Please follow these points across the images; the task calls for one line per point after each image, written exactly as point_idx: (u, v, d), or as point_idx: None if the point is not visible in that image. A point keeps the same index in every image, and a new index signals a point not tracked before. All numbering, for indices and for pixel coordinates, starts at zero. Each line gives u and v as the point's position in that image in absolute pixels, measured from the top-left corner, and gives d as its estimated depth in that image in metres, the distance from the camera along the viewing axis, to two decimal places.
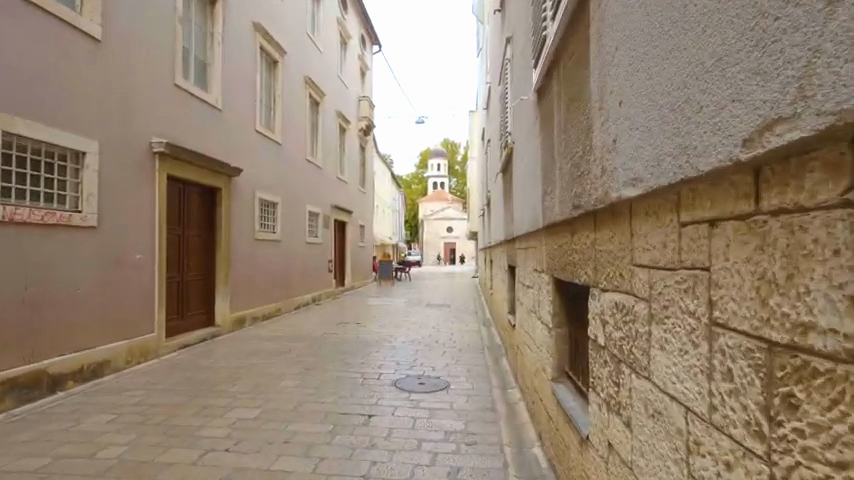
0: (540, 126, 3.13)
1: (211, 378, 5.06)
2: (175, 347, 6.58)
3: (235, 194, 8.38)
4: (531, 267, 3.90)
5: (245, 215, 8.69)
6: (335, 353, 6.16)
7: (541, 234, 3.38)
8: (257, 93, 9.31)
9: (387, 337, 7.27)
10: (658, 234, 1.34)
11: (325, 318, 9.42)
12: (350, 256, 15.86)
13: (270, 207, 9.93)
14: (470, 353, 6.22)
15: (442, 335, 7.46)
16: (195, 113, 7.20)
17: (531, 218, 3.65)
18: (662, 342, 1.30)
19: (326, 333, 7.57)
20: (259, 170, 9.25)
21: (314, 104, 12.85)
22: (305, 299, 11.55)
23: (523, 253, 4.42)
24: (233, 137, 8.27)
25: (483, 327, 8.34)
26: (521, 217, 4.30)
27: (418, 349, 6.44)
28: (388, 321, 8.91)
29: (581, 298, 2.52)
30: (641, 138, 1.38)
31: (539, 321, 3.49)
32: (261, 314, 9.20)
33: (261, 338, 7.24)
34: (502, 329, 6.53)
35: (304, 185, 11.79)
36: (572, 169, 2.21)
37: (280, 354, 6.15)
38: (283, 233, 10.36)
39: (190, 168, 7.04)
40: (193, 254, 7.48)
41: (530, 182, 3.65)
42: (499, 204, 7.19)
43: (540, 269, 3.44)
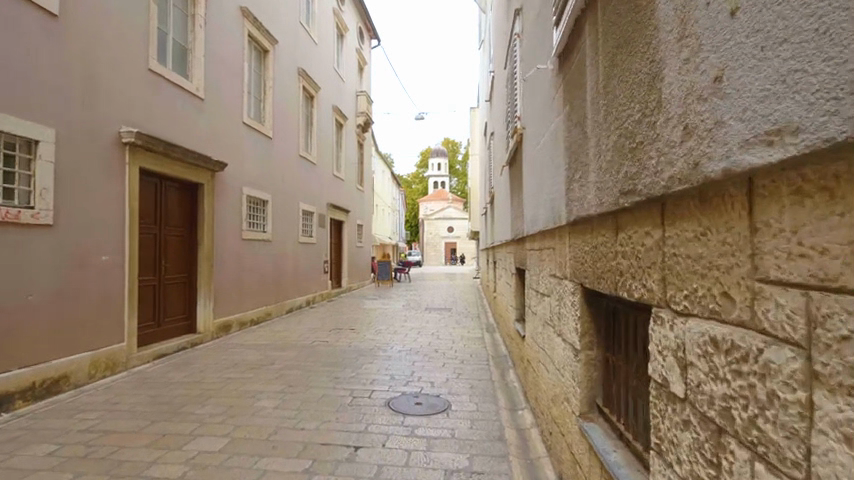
0: (563, 98, 2.52)
1: (180, 397, 4.44)
2: (150, 357, 5.96)
3: (220, 190, 7.75)
4: (546, 270, 3.27)
5: (231, 213, 8.06)
6: (324, 365, 5.55)
7: (562, 232, 2.77)
8: (246, 83, 8.70)
9: (382, 346, 6.66)
10: (830, 230, 0.75)
11: (318, 323, 8.80)
12: (346, 257, 15.24)
13: (261, 205, 9.30)
14: (474, 365, 5.60)
15: (442, 344, 6.85)
16: (174, 101, 6.60)
17: (548, 214, 3.04)
18: (848, 433, 0.70)
19: (316, 341, 6.97)
20: (247, 165, 8.63)
21: (309, 98, 12.22)
22: (298, 302, 10.93)
23: (535, 255, 3.80)
24: (217, 130, 7.66)
25: (487, 333, 7.74)
26: (533, 214, 3.69)
27: (416, 360, 5.83)
28: (385, 326, 8.32)
29: (628, 316, 1.89)
30: (798, 57, 0.77)
31: (558, 336, 2.86)
32: (249, 320, 8.58)
33: (244, 348, 6.62)
34: (509, 338, 5.93)
35: (297, 182, 11.17)
36: (620, 140, 1.61)
37: (262, 366, 5.54)
38: (273, 233, 9.75)
39: (168, 162, 6.43)
40: (173, 254, 6.86)
41: (546, 170, 3.04)
42: (504, 202, 6.57)
43: (560, 275, 2.82)
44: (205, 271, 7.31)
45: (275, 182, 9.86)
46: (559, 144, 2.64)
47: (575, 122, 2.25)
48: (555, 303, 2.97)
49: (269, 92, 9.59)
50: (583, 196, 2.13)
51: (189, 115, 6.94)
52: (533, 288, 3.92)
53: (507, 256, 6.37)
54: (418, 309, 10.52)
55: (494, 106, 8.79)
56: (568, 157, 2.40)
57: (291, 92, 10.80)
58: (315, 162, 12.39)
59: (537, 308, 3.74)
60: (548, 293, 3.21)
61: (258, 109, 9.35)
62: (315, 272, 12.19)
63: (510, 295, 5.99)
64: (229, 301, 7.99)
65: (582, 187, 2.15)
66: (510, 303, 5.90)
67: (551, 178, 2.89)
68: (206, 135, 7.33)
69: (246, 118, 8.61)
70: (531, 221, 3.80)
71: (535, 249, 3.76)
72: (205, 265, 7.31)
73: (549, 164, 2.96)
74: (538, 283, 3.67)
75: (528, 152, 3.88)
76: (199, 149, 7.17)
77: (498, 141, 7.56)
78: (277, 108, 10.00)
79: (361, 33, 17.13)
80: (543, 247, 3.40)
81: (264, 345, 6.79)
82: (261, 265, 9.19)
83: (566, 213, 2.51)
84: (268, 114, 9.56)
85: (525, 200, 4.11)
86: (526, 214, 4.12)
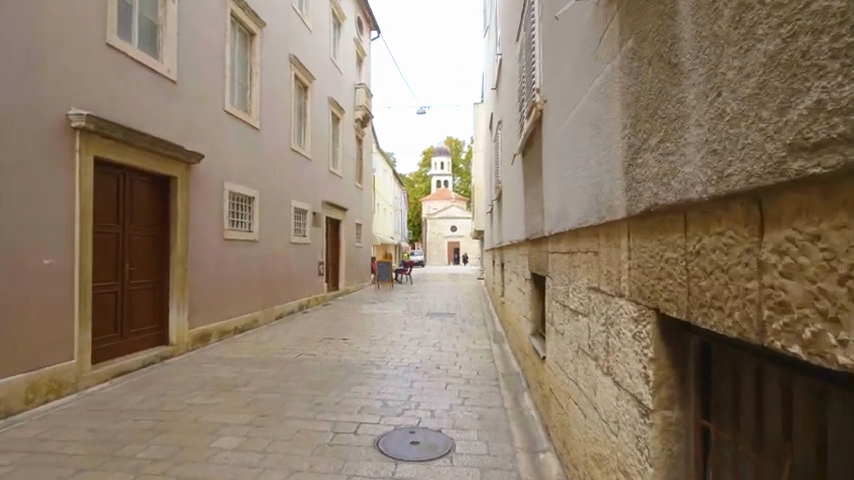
0: (622, 28, 1.70)
1: (126, 433, 3.63)
2: (107, 375, 5.16)
3: (197, 184, 6.95)
4: (583, 281, 2.45)
5: (210, 210, 7.24)
6: (306, 387, 4.73)
7: (611, 231, 1.95)
8: (228, 66, 7.89)
9: (376, 360, 5.84)
10: None
11: (308, 331, 7.99)
12: (344, 258, 14.42)
13: (247, 202, 8.50)
14: (483, 387, 4.77)
15: (445, 357, 6.03)
16: (140, 84, 5.80)
17: (589, 206, 2.22)
18: None
19: (302, 355, 6.15)
20: (230, 158, 7.83)
21: (302, 88, 11.40)
22: (290, 307, 10.13)
23: (562, 260, 2.98)
24: (194, 119, 6.87)
25: (495, 344, 6.91)
26: (561, 208, 2.86)
27: (415, 379, 5.01)
28: (381, 335, 7.50)
29: (781, 373, 1.08)
30: None
31: (605, 376, 2.03)
32: (231, 328, 7.78)
33: (220, 364, 5.81)
34: (522, 354, 5.11)
35: (289, 178, 10.35)
36: (801, 43, 0.81)
37: (232, 388, 4.73)
38: (261, 232, 8.95)
39: (131, 151, 5.64)
40: (141, 256, 6.06)
41: (587, 144, 2.21)
42: (516, 196, 5.74)
43: (609, 290, 2.00)
44: (178, 275, 6.51)
45: (263, 177, 9.06)
46: (612, 101, 1.82)
47: (652, 56, 1.43)
48: (598, 328, 2.15)
49: (256, 78, 8.78)
50: (669, 169, 1.32)
51: (160, 100, 6.15)
52: (559, 301, 3.09)
53: (520, 258, 5.53)
54: (419, 315, 9.70)
55: (501, 94, 8.00)
56: (633, 114, 1.59)
57: (282, 80, 9.99)
58: (310, 156, 11.58)
59: (565, 329, 2.93)
60: (586, 312, 2.39)
61: (243, 97, 8.54)
62: (308, 274, 11.36)
63: (523, 304, 5.16)
64: (208, 308, 7.18)
65: (666, 156, 1.34)
66: (523, 312, 5.08)
67: (594, 155, 2.07)
68: (180, 123, 6.55)
69: (229, 106, 7.81)
70: (557, 217, 2.99)
71: (562, 252, 2.95)
72: (178, 268, 6.51)
73: (592, 135, 2.14)
74: (566, 297, 2.86)
75: (553, 130, 3.06)
76: (172, 139, 6.38)
77: (507, 128, 6.74)
78: (265, 97, 9.18)
79: (361, 24, 16.44)
80: (576, 250, 2.58)
81: (242, 360, 5.98)
82: (247, 267, 8.38)
83: (625, 202, 1.69)
84: (254, 102, 8.74)
85: (547, 191, 3.29)
86: (548, 210, 3.30)
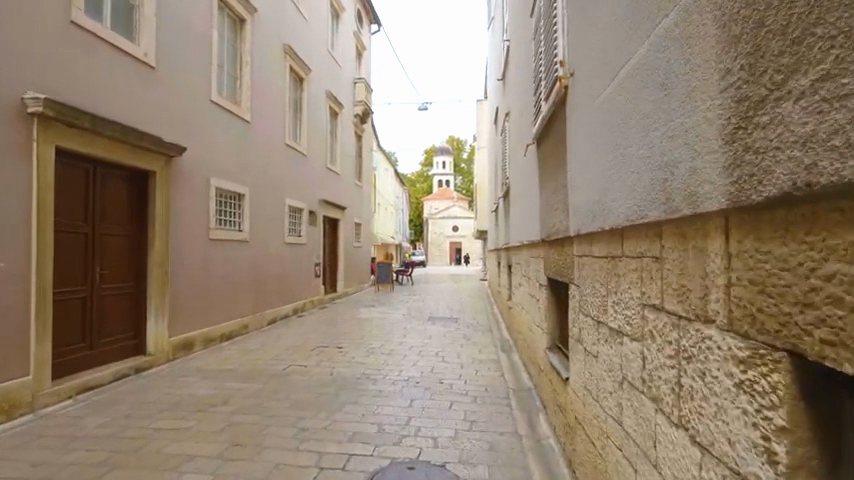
0: None
1: (74, 468, 3.08)
2: (70, 392, 4.61)
3: (179, 179, 6.39)
4: (630, 293, 1.89)
5: (195, 208, 6.69)
6: (291, 407, 4.18)
7: (687, 230, 1.40)
8: (216, 54, 7.33)
9: (373, 373, 5.27)
10: None
11: (300, 338, 7.42)
12: (342, 259, 13.86)
13: (236, 200, 7.96)
14: (492, 407, 4.20)
15: (448, 369, 5.46)
16: (111, 67, 5.26)
17: (645, 198, 1.66)
18: None
19: (291, 367, 5.59)
20: (217, 151, 7.26)
21: (298, 81, 10.83)
22: (283, 311, 9.57)
23: (595, 268, 2.42)
24: (176, 109, 6.32)
25: (503, 353, 6.34)
26: (596, 202, 2.31)
27: (415, 397, 4.45)
28: (379, 343, 6.94)
29: None
30: None
31: (676, 430, 1.48)
32: (218, 334, 7.23)
33: (199, 377, 5.26)
34: (535, 368, 4.54)
35: (284, 174, 9.79)
36: None
37: (207, 409, 4.17)
38: (253, 232, 8.40)
39: (100, 141, 5.10)
40: (113, 258, 5.52)
41: (645, 114, 1.65)
42: (528, 192, 5.17)
43: (681, 311, 1.44)
44: (157, 278, 5.95)
45: (255, 173, 8.50)
46: (698, 41, 1.26)
47: None
48: (661, 361, 1.59)
49: (247, 68, 8.22)
50: (850, 120, 0.78)
51: (135, 86, 5.59)
52: (589, 315, 2.54)
53: (532, 261, 4.95)
54: (420, 320, 9.13)
55: (508, 83, 7.44)
56: (750, 47, 1.03)
57: (276, 71, 9.43)
58: (306, 152, 11.02)
59: (599, 351, 2.37)
60: (637, 336, 1.82)
61: (232, 87, 7.98)
62: (304, 276, 10.80)
63: (536, 313, 4.60)
64: (191, 314, 6.62)
65: (839, 101, 0.80)
66: (537, 322, 4.52)
67: (660, 125, 1.51)
68: (160, 113, 5.99)
69: (216, 96, 7.26)
70: (588, 213, 2.43)
71: (596, 255, 2.39)
72: (157, 270, 5.95)
73: (654, 98, 1.57)
74: (601, 312, 2.31)
75: (584, 105, 2.49)
76: (150, 131, 5.82)
77: (517, 118, 6.16)
78: (257, 88, 8.62)
79: (361, 17, 15.93)
80: (619, 254, 2.02)
81: (224, 373, 5.41)
82: (236, 269, 7.83)
83: (726, 185, 1.14)
84: (245, 93, 8.18)
85: (575, 181, 2.72)
86: (575, 205, 2.73)
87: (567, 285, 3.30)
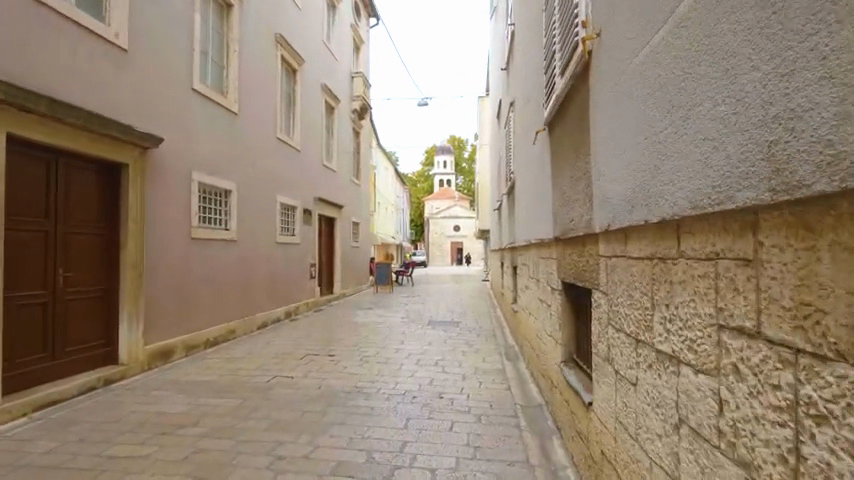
0: None
1: None
2: (25, 410, 4.11)
3: (156, 174, 5.90)
4: (694, 309, 1.39)
5: (174, 205, 6.19)
6: (270, 429, 3.67)
7: (820, 217, 0.89)
8: (198, 39, 6.83)
9: (366, 386, 4.76)
10: None
11: (290, 345, 6.89)
12: (339, 259, 13.36)
13: (222, 197, 7.46)
14: (498, 428, 3.68)
15: (449, 381, 4.95)
16: (75, 47, 4.75)
17: (728, 175, 1.16)
18: None
19: (276, 378, 5.08)
20: (199, 144, 6.76)
21: (291, 73, 10.32)
22: (275, 315, 9.06)
23: (632, 273, 1.91)
24: (150, 97, 5.82)
25: (508, 361, 5.83)
26: (634, 187, 1.80)
27: (410, 415, 3.95)
28: (374, 350, 6.42)
29: None
30: None
31: None
32: (201, 341, 6.73)
33: (173, 391, 4.75)
34: (547, 383, 4.01)
35: (275, 170, 9.28)
36: None
37: (172, 432, 3.66)
38: (241, 231, 7.91)
39: (61, 129, 4.60)
40: (79, 259, 5.02)
41: (728, 52, 1.15)
42: (537, 185, 4.65)
43: (806, 344, 0.93)
44: (130, 281, 5.45)
45: (243, 168, 8.00)
46: None
47: None
48: (758, 412, 1.08)
49: (234, 56, 7.72)
50: None
51: (102, 70, 5.09)
52: (622, 331, 2.04)
53: (542, 261, 4.43)
54: (419, 324, 8.60)
55: (514, 70, 6.92)
56: None
57: (267, 62, 8.93)
58: (299, 148, 10.51)
59: (637, 379, 1.87)
60: (708, 370, 1.32)
61: (218, 77, 7.49)
62: (297, 277, 10.30)
63: (547, 320, 4.08)
64: (169, 319, 6.12)
65: None
66: (549, 330, 3.99)
67: (763, 60, 1.01)
68: (130, 99, 5.50)
69: (198, 85, 6.76)
70: (624, 201, 1.92)
71: (634, 256, 1.89)
72: (131, 273, 5.45)
73: (749, 25, 1.07)
74: (641, 329, 1.80)
75: (617, 68, 1.98)
76: (119, 118, 5.33)
77: (523, 106, 5.65)
78: (245, 78, 8.12)
79: (359, 9, 15.45)
80: (674, 256, 1.51)
81: (201, 386, 4.90)
82: (221, 270, 7.32)
83: None
84: (231, 83, 7.68)
85: (602, 164, 2.21)
86: (603, 193, 2.22)
87: (591, 292, 2.77)
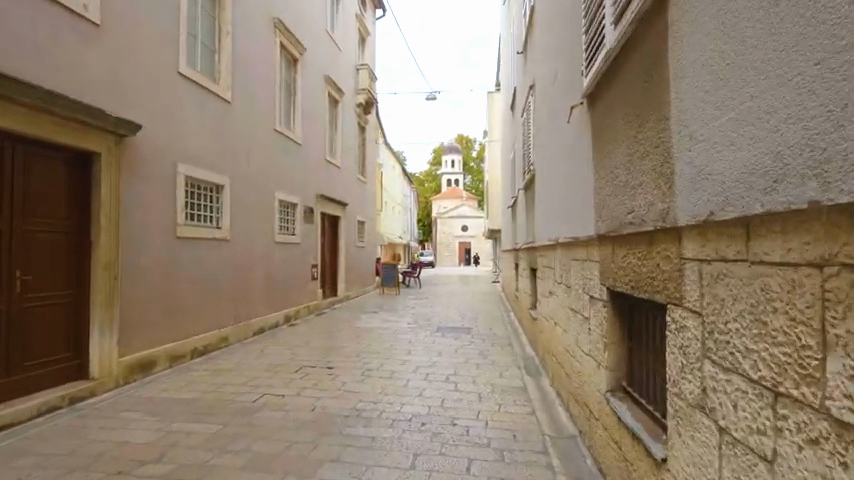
0: None
1: None
2: None
3: (135, 165, 5.24)
4: None
5: (157, 201, 5.55)
6: (249, 469, 2.99)
7: None
8: (185, 19, 6.15)
9: (367, 408, 4.08)
10: None
11: (285, 354, 6.22)
12: (343, 260, 12.71)
13: (213, 192, 6.82)
14: (527, 470, 2.98)
15: (463, 402, 4.28)
16: (37, 20, 4.10)
17: None
18: None
19: (263, 397, 4.41)
20: (187, 133, 6.10)
21: (291, 61, 9.67)
22: (272, 320, 8.42)
23: (771, 288, 1.23)
24: (129, 79, 5.15)
25: (528, 377, 5.15)
26: (785, 149, 1.13)
27: (419, 450, 3.27)
28: (378, 362, 5.74)
29: None
30: None
31: None
32: (187, 350, 6.06)
33: (145, 412, 4.08)
34: (586, 413, 3.30)
35: (272, 164, 8.61)
36: None
37: (130, 472, 2.99)
38: (234, 230, 7.27)
39: (13, 111, 3.93)
40: (39, 261, 4.35)
41: None
42: (569, 175, 3.94)
43: None
44: (102, 285, 4.76)
45: (237, 160, 7.36)
46: None
47: None
48: None
49: (226, 38, 7.06)
50: None
51: (69, 43, 4.40)
52: (741, 374, 1.37)
53: (574, 264, 3.72)
54: (427, 331, 7.92)
55: (534, 51, 6.20)
56: None
57: (263, 47, 8.28)
58: (300, 141, 9.85)
59: (780, 454, 1.19)
60: None
61: (210, 62, 6.81)
62: (297, 280, 9.66)
63: (584, 336, 3.37)
64: (151, 326, 5.46)
65: None
66: (586, 349, 3.29)
67: None
68: (105, 79, 4.82)
69: (186, 69, 6.09)
70: (755, 174, 1.24)
71: (772, 262, 1.22)
72: (103, 276, 4.76)
73: None
74: (795, 379, 1.13)
75: None
76: (90, 102, 4.65)
77: (549, 87, 4.93)
78: (239, 64, 7.46)
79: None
80: None
81: (177, 406, 4.21)
82: (212, 273, 6.68)
83: None
84: (224, 68, 7.01)
85: (702, 127, 1.52)
86: (702, 168, 1.53)
87: (664, 307, 2.08)
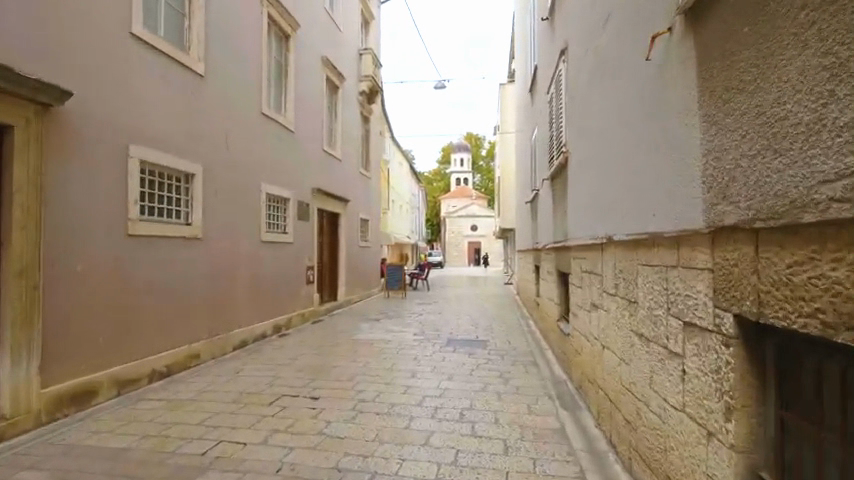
0: None
1: None
2: None
3: (69, 145, 4.17)
4: None
5: (102, 190, 4.50)
6: None
7: None
8: None
9: (354, 467, 2.99)
10: None
11: (264, 377, 5.14)
12: (344, 261, 11.64)
13: (181, 182, 5.76)
14: None
15: (484, 456, 3.16)
16: None
17: None
18: None
19: (219, 446, 3.32)
20: (145, 109, 5.04)
21: (282, 38, 8.60)
22: (258, 331, 7.36)
23: None
24: (63, 36, 4.08)
25: (564, 411, 4.04)
26: None
27: None
28: (375, 389, 4.63)
29: None
30: None
31: None
32: (144, 372, 4.99)
33: (53, 472, 3.00)
34: None
35: (259, 151, 7.55)
36: None
37: None
38: (210, 227, 6.20)
39: None
40: None
41: None
42: (637, 146, 2.80)
43: None
44: (18, 298, 3.70)
45: (214, 145, 6.30)
46: None
47: None
48: None
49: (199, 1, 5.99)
50: None
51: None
52: None
53: (646, 272, 2.59)
54: (435, 344, 6.82)
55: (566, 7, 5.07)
56: None
57: (248, 16, 7.21)
58: (293, 128, 8.78)
59: None
60: None
61: (176, 29, 5.74)
62: (290, 284, 8.59)
63: (669, 381, 2.25)
64: (93, 346, 4.39)
65: None
66: (676, 401, 2.17)
67: None
68: (24, 32, 3.75)
69: (142, 30, 5.01)
70: None
71: None
72: (18, 285, 3.70)
73: None
74: None
75: None
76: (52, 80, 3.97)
77: (596, 39, 3.78)
78: (217, 33, 6.39)
79: None
80: None
81: (97, 463, 3.11)
82: (181, 279, 5.62)
83: None
84: (195, 35, 5.93)
85: None
86: None
87: None
